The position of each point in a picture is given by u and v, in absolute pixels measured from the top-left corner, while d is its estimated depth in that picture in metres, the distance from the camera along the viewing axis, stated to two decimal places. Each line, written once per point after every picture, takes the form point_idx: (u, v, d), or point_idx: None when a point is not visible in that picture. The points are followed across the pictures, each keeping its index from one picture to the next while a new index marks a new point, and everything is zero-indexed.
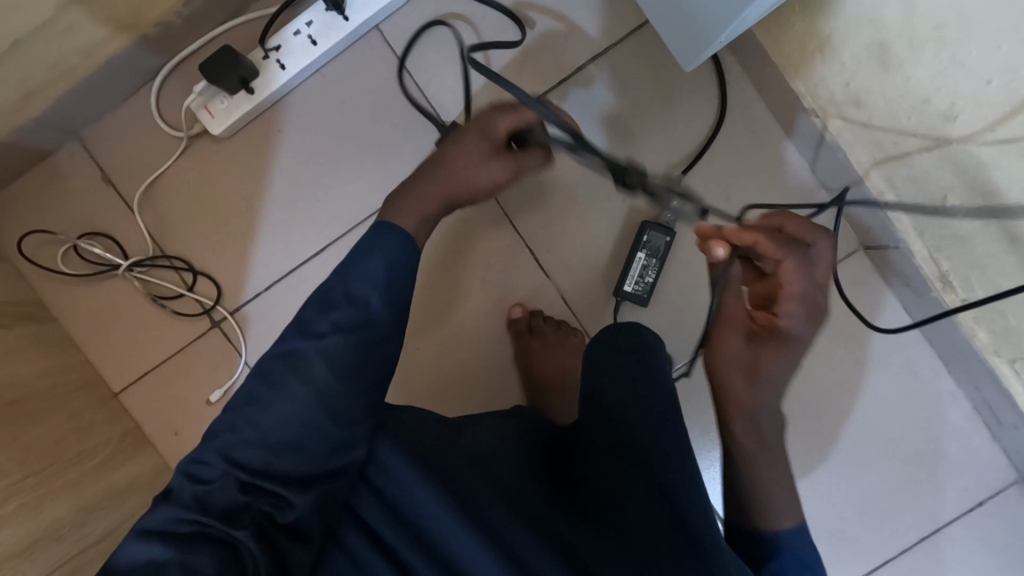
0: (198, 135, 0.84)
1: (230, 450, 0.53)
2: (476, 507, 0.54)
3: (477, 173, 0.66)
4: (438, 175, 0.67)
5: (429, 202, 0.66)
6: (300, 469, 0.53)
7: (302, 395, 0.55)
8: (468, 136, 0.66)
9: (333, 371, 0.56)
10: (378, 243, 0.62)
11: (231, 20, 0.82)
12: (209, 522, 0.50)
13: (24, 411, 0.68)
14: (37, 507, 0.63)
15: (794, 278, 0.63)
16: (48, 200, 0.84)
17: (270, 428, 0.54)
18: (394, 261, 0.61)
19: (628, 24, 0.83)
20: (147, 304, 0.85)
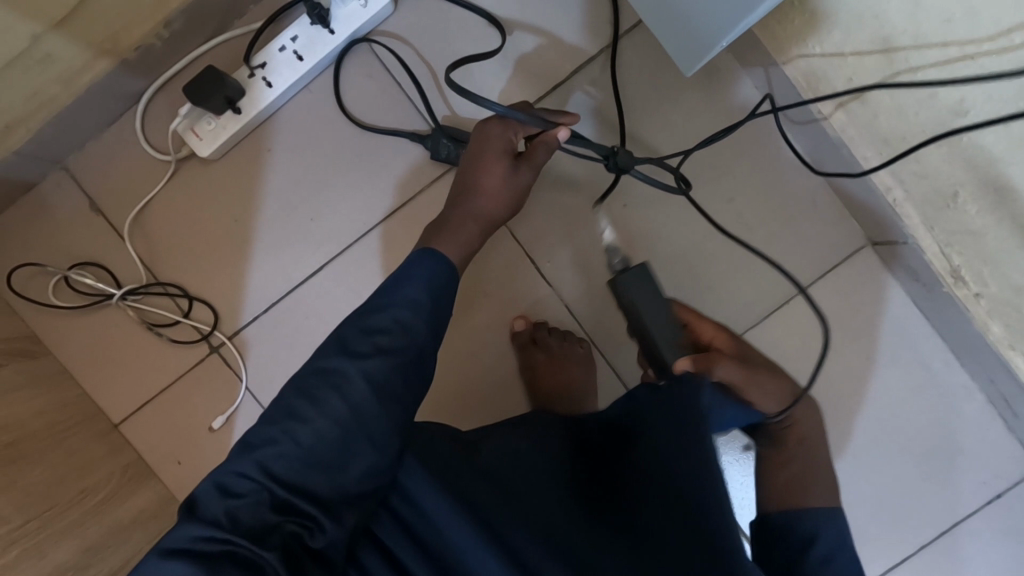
0: (186, 158, 0.82)
1: (268, 460, 0.52)
2: (495, 525, 0.53)
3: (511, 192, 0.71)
4: (476, 207, 0.70)
5: (468, 234, 0.69)
6: (335, 493, 0.51)
7: (344, 417, 0.53)
8: (487, 158, 0.70)
9: (371, 398, 0.54)
10: (418, 268, 0.61)
11: (214, 39, 0.79)
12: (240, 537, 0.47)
13: (22, 452, 0.66)
14: (40, 552, 0.61)
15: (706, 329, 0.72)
16: (34, 230, 0.82)
17: (309, 445, 0.52)
18: (434, 287, 0.61)
19: (619, 27, 0.81)
20: (142, 333, 0.83)
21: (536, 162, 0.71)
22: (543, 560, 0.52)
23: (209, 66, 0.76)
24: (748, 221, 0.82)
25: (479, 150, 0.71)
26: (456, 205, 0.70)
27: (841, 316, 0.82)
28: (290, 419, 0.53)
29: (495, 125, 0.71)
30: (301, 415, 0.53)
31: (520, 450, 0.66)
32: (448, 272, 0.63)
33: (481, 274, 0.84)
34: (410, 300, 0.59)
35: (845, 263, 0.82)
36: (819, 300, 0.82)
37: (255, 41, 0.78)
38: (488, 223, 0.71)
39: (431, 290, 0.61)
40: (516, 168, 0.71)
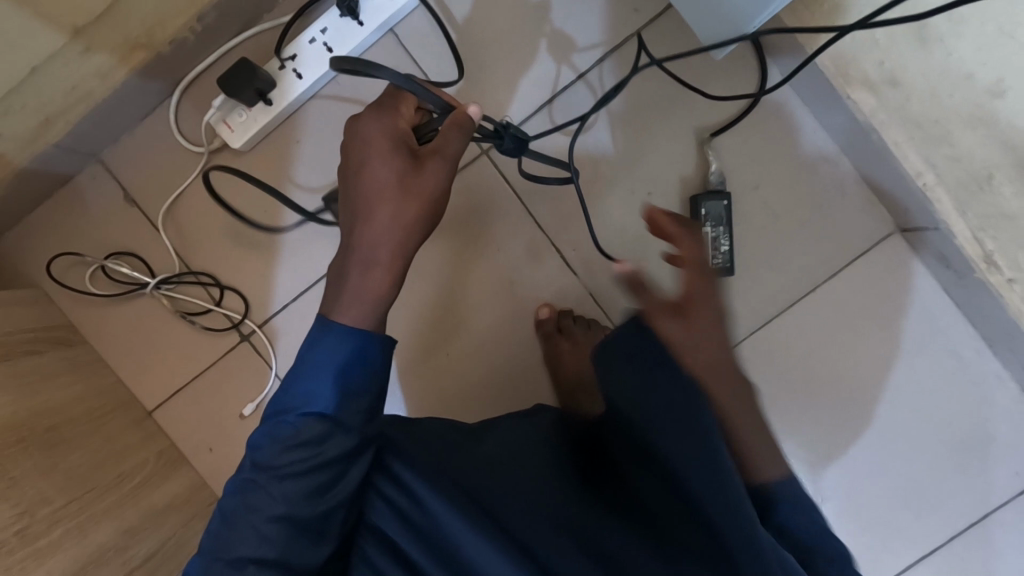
0: (218, 150, 0.83)
1: (228, 553, 0.50)
2: (503, 521, 0.54)
3: (415, 199, 0.56)
4: (371, 231, 0.56)
5: (383, 277, 0.57)
6: (299, 548, 0.51)
7: (291, 497, 0.52)
8: (376, 170, 0.57)
9: (311, 478, 0.52)
10: (322, 340, 0.56)
11: (245, 31, 0.80)
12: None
13: (61, 437, 0.70)
14: (82, 533, 0.64)
15: None
16: (72, 222, 0.84)
17: (263, 528, 0.51)
18: (348, 367, 0.55)
19: (646, 14, 0.81)
20: (176, 322, 0.85)
21: (451, 153, 0.56)
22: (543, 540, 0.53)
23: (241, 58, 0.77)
24: (775, 208, 0.82)
25: (365, 157, 0.57)
26: (361, 236, 0.57)
27: (870, 303, 0.81)
28: (235, 520, 0.51)
29: (370, 120, 0.58)
30: (253, 501, 0.52)
31: (510, 445, 0.64)
32: (350, 351, 0.55)
33: (504, 264, 0.85)
34: (314, 392, 0.55)
35: (872, 251, 0.81)
36: (846, 288, 0.82)
37: (285, 34, 0.79)
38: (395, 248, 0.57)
39: (333, 379, 0.55)
40: (421, 166, 0.56)
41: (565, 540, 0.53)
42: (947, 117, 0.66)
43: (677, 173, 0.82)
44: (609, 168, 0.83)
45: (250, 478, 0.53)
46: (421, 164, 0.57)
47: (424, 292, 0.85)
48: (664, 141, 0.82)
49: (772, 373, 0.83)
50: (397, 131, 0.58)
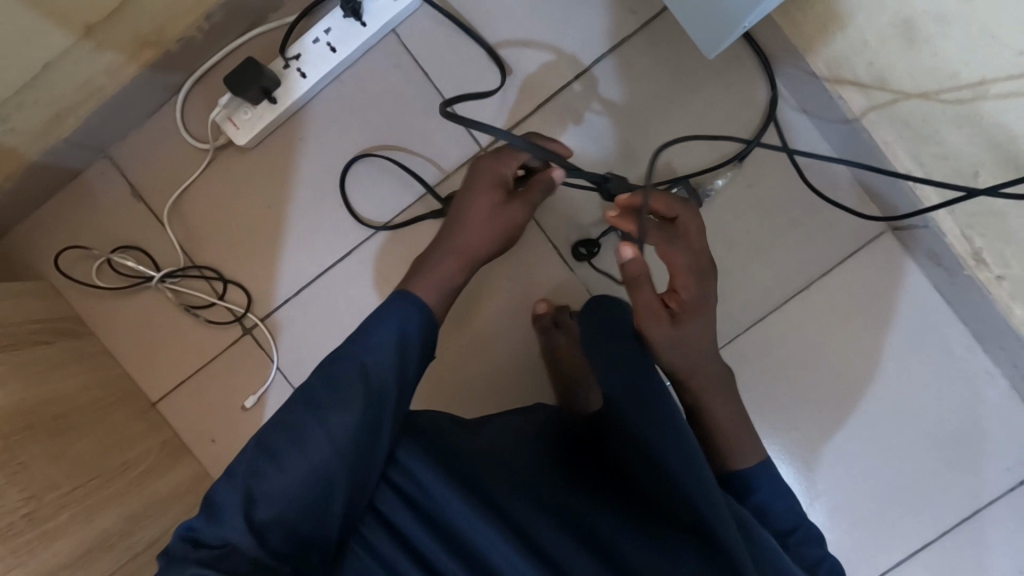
0: (224, 146, 0.85)
1: (257, 499, 0.51)
2: (508, 513, 0.54)
3: (497, 226, 0.68)
4: (457, 239, 0.68)
5: (454, 265, 0.67)
6: (319, 509, 0.51)
7: (319, 450, 0.52)
8: (478, 197, 0.68)
9: (348, 437, 0.53)
10: (384, 312, 0.60)
11: (250, 31, 0.82)
12: (246, 551, 0.49)
13: (68, 425, 0.72)
14: (87, 518, 0.67)
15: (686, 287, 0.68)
16: (78, 217, 0.86)
17: (293, 480, 0.51)
18: (406, 335, 0.59)
19: (643, 16, 0.83)
20: (179, 315, 0.86)
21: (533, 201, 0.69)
22: (540, 532, 0.52)
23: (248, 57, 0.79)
24: (770, 207, 0.83)
25: (473, 182, 0.69)
26: (446, 240, 0.68)
27: (861, 301, 0.83)
28: (269, 457, 0.53)
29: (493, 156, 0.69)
30: (292, 442, 0.53)
31: (501, 443, 0.64)
32: (417, 321, 0.60)
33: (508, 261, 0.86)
34: (380, 344, 0.57)
35: (864, 250, 0.82)
36: (839, 286, 0.83)
37: (290, 33, 0.81)
38: (468, 259, 0.68)
39: (395, 339, 0.58)
40: (511, 203, 0.68)
41: (563, 531, 0.53)
42: (931, 119, 0.67)
43: (673, 170, 0.84)
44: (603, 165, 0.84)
45: (282, 429, 0.54)
46: (510, 203, 0.69)
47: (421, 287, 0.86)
48: (660, 140, 0.83)
49: (766, 369, 0.84)
50: (504, 166, 0.69)
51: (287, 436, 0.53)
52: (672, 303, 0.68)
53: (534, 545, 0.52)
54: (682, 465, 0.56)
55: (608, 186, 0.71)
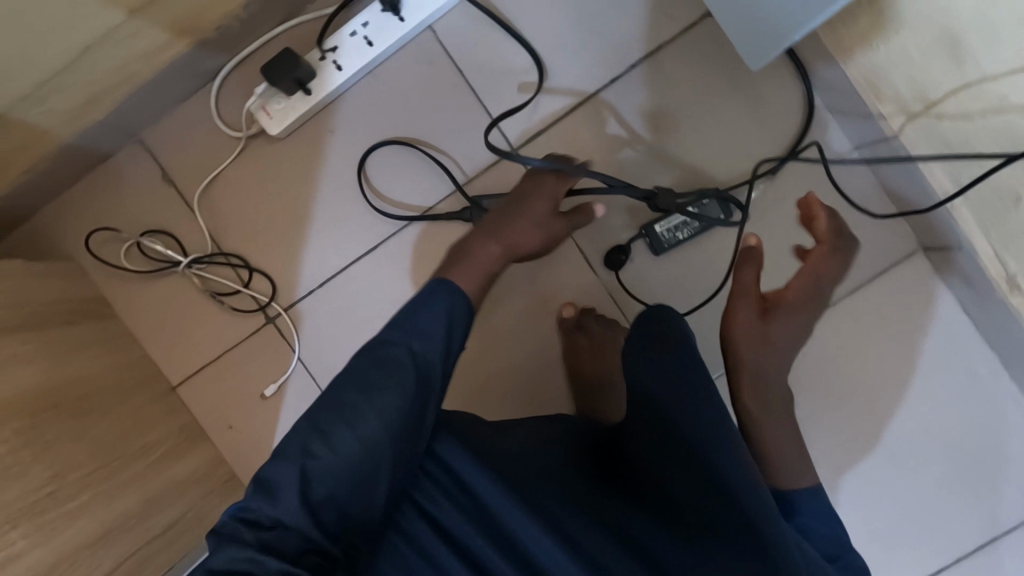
0: (256, 135, 0.85)
1: (309, 475, 0.49)
2: (549, 511, 0.55)
3: (543, 233, 0.73)
4: (505, 232, 0.70)
5: (496, 251, 0.69)
6: (368, 495, 0.50)
7: (369, 432, 0.51)
8: (534, 201, 0.73)
9: (400, 416, 0.52)
10: (431, 296, 0.59)
11: (287, 22, 0.82)
12: (300, 533, 0.47)
13: (91, 406, 0.73)
14: (107, 498, 0.68)
15: (796, 280, 0.77)
16: (109, 198, 0.86)
17: (346, 459, 0.49)
18: (452, 318, 0.58)
19: (683, 22, 0.82)
20: (204, 301, 0.87)
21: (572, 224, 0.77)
22: (583, 532, 0.55)
23: (284, 48, 0.80)
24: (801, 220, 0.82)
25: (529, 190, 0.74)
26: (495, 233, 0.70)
27: (886, 320, 0.82)
28: (318, 435, 0.51)
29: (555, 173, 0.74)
30: (342, 422, 0.51)
31: (527, 448, 0.64)
32: (462, 313, 0.60)
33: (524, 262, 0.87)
34: (429, 333, 0.57)
35: (893, 268, 0.82)
36: (865, 303, 0.82)
37: (327, 26, 0.81)
38: (511, 253, 0.71)
39: (443, 328, 0.57)
40: (559, 217, 0.75)
41: (602, 533, 0.55)
42: (969, 142, 0.66)
43: (704, 178, 0.83)
44: (634, 173, 0.83)
45: (332, 409, 0.52)
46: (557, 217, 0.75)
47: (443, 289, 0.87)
48: (693, 147, 0.83)
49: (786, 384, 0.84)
50: (561, 184, 0.74)
51: (335, 416, 0.52)
52: (771, 299, 0.76)
53: (573, 543, 0.53)
54: (720, 455, 0.55)
55: (657, 201, 0.77)
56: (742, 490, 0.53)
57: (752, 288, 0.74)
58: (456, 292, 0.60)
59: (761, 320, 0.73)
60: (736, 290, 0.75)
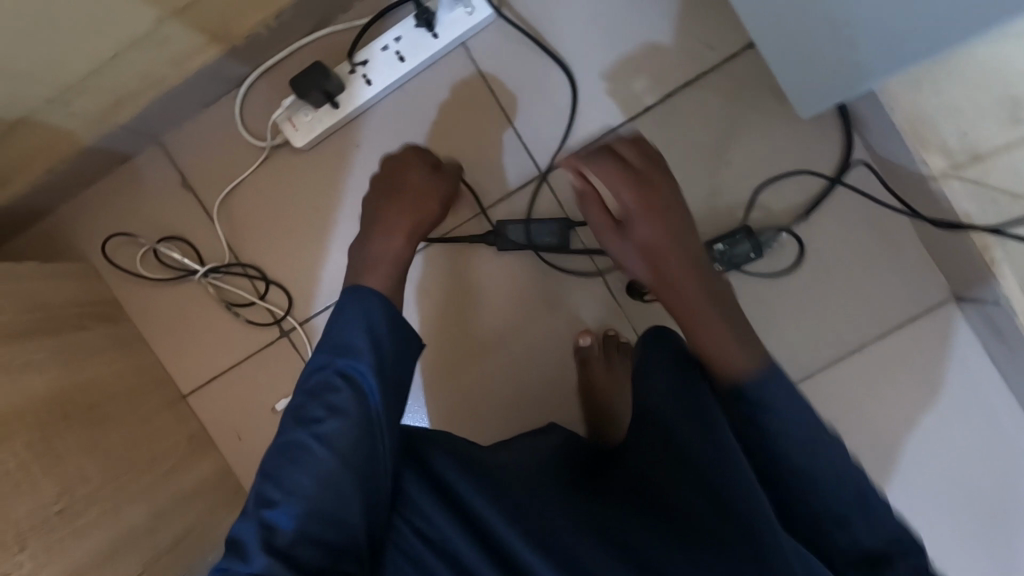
0: (281, 145, 0.83)
1: (270, 522, 0.48)
2: (531, 510, 0.52)
3: (431, 193, 0.74)
4: (402, 206, 0.72)
5: (400, 240, 0.70)
6: (334, 522, 0.48)
7: (314, 462, 0.51)
8: (408, 172, 0.74)
9: (346, 437, 0.52)
10: (350, 312, 0.60)
11: (318, 32, 0.80)
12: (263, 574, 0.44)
13: (103, 415, 0.71)
14: (115, 514, 0.66)
15: (635, 204, 0.67)
16: (126, 201, 0.85)
17: (307, 494, 0.49)
18: (374, 328, 0.59)
19: (722, 52, 0.80)
20: (219, 311, 0.85)
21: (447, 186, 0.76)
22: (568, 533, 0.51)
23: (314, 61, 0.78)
24: (833, 262, 0.80)
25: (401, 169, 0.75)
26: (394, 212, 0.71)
27: (913, 368, 0.80)
28: (270, 488, 0.50)
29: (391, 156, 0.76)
30: (296, 462, 0.51)
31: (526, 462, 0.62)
32: (381, 311, 0.60)
33: (499, 274, 0.84)
34: (354, 339, 0.57)
35: (922, 316, 0.80)
36: (892, 350, 0.80)
37: (359, 39, 0.79)
38: (412, 231, 0.71)
39: (352, 334, 0.58)
40: (431, 173, 0.75)
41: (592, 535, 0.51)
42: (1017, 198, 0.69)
43: (737, 212, 0.80)
44: None
45: (281, 453, 0.52)
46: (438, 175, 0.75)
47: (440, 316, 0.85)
48: (726, 181, 0.81)
49: None
50: (420, 158, 0.76)
51: (288, 456, 0.52)
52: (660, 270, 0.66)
53: (552, 542, 0.50)
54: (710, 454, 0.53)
55: None
56: (729, 470, 0.52)
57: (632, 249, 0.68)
58: (369, 295, 0.60)
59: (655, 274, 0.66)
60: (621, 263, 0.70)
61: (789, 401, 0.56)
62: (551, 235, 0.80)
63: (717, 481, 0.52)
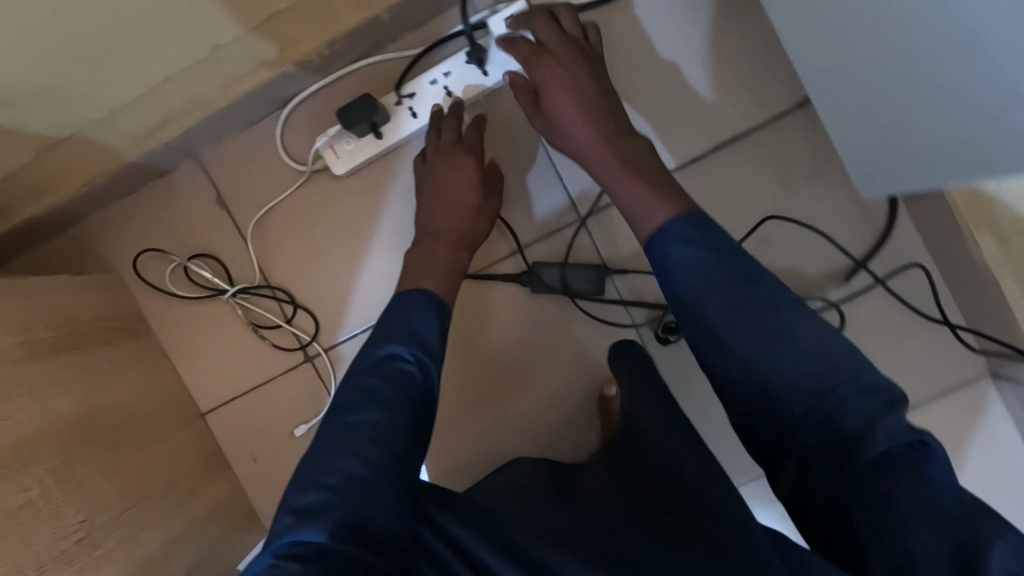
0: (319, 171, 0.82)
1: (326, 492, 0.50)
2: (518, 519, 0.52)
3: (462, 177, 0.76)
4: (438, 202, 0.76)
5: (446, 245, 0.74)
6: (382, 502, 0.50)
7: (373, 449, 0.53)
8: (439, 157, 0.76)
9: (393, 415, 0.57)
10: (406, 305, 0.67)
11: (366, 59, 0.79)
12: (341, 550, 0.45)
13: (125, 437, 0.69)
14: (132, 542, 0.64)
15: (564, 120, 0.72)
16: (159, 215, 0.84)
17: (362, 465, 0.52)
18: (425, 322, 0.65)
19: (772, 109, 0.79)
20: (245, 332, 0.85)
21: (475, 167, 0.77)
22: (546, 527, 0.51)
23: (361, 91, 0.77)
24: (870, 328, 0.79)
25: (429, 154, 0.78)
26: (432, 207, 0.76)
27: (945, 442, 0.79)
28: (329, 469, 0.52)
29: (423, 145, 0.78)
30: (347, 444, 0.54)
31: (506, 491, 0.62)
32: (432, 301, 0.68)
33: (512, 335, 0.83)
34: (411, 335, 0.63)
35: (957, 390, 0.78)
36: (925, 422, 0.79)
37: (407, 71, 0.79)
38: (455, 233, 0.75)
39: (409, 335, 0.63)
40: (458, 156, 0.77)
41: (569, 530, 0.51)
42: None
43: (777, 273, 0.79)
44: None
45: (332, 429, 0.56)
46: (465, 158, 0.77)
47: (453, 373, 0.83)
48: (767, 241, 0.79)
49: None
50: (442, 133, 0.77)
51: (343, 436, 0.55)
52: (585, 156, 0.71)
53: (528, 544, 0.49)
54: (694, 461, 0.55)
55: None
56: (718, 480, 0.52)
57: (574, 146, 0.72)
58: (422, 293, 0.68)
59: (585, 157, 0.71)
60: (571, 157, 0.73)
61: (728, 283, 0.58)
62: (584, 281, 0.79)
63: (698, 486, 0.52)
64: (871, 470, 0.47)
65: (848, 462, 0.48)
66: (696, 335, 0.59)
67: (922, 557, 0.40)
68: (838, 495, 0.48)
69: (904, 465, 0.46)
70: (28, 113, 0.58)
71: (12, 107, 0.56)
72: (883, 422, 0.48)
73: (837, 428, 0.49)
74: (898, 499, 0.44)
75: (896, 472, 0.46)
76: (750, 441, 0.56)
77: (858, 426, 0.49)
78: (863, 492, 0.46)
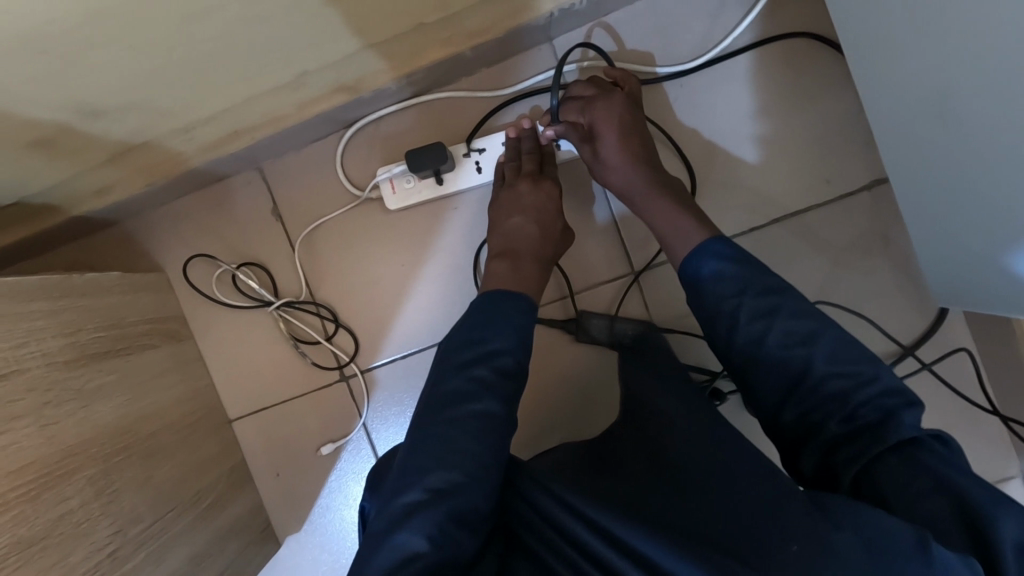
0: (374, 199, 0.82)
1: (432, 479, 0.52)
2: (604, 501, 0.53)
3: (539, 205, 0.74)
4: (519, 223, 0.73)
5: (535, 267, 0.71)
6: (475, 498, 0.51)
7: (493, 442, 0.55)
8: (518, 185, 0.75)
9: (487, 409, 0.57)
10: (497, 304, 0.65)
11: (441, 92, 0.79)
12: (460, 536, 0.49)
13: (159, 446, 0.68)
14: (159, 557, 0.63)
15: (607, 143, 0.71)
16: (212, 219, 0.83)
17: (458, 458, 0.53)
18: (518, 322, 0.63)
19: (837, 188, 0.79)
20: (284, 344, 0.84)
21: (551, 193, 0.75)
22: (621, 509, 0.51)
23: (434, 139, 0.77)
24: None
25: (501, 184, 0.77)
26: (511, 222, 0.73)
27: None
28: (454, 452, 0.54)
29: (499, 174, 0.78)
30: (441, 438, 0.55)
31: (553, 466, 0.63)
32: (523, 302, 0.65)
33: (550, 381, 0.82)
34: (509, 336, 0.62)
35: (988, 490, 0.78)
36: None
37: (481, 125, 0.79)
38: (538, 253, 0.72)
39: (514, 332, 0.62)
40: (539, 182, 0.75)
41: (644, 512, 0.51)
42: None
43: None
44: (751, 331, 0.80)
45: (427, 419, 0.57)
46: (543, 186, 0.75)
47: None
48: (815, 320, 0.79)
49: None
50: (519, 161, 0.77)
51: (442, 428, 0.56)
52: (622, 185, 0.71)
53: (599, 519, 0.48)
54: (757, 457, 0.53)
55: None
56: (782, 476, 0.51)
57: (614, 171, 0.71)
58: (511, 301, 0.65)
59: (623, 182, 0.71)
60: (607, 182, 0.73)
61: (754, 294, 0.59)
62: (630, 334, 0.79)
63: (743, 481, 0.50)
64: (892, 452, 0.50)
65: (868, 446, 0.51)
66: (725, 339, 0.60)
67: (941, 523, 0.45)
68: (857, 471, 0.51)
69: (921, 450, 0.50)
70: (111, 117, 0.57)
71: (98, 113, 0.55)
72: (903, 414, 0.52)
73: (857, 418, 0.52)
74: (915, 474, 0.48)
75: (920, 455, 0.49)
76: (776, 437, 0.58)
77: (878, 417, 0.52)
78: (885, 471, 0.50)
